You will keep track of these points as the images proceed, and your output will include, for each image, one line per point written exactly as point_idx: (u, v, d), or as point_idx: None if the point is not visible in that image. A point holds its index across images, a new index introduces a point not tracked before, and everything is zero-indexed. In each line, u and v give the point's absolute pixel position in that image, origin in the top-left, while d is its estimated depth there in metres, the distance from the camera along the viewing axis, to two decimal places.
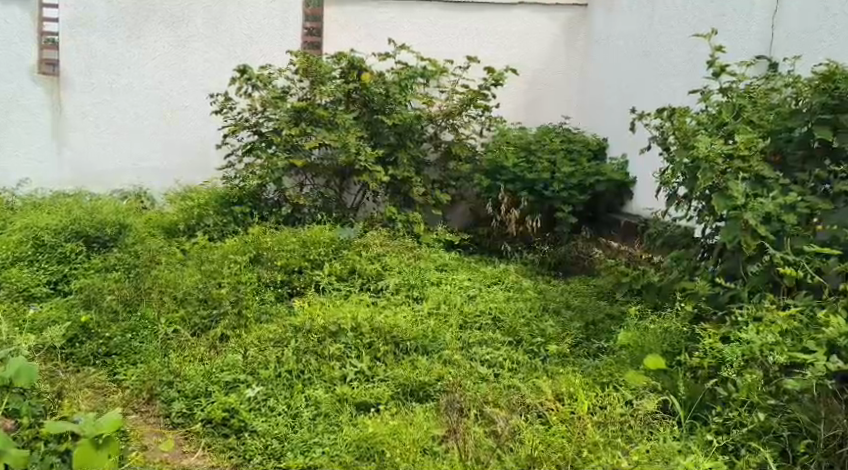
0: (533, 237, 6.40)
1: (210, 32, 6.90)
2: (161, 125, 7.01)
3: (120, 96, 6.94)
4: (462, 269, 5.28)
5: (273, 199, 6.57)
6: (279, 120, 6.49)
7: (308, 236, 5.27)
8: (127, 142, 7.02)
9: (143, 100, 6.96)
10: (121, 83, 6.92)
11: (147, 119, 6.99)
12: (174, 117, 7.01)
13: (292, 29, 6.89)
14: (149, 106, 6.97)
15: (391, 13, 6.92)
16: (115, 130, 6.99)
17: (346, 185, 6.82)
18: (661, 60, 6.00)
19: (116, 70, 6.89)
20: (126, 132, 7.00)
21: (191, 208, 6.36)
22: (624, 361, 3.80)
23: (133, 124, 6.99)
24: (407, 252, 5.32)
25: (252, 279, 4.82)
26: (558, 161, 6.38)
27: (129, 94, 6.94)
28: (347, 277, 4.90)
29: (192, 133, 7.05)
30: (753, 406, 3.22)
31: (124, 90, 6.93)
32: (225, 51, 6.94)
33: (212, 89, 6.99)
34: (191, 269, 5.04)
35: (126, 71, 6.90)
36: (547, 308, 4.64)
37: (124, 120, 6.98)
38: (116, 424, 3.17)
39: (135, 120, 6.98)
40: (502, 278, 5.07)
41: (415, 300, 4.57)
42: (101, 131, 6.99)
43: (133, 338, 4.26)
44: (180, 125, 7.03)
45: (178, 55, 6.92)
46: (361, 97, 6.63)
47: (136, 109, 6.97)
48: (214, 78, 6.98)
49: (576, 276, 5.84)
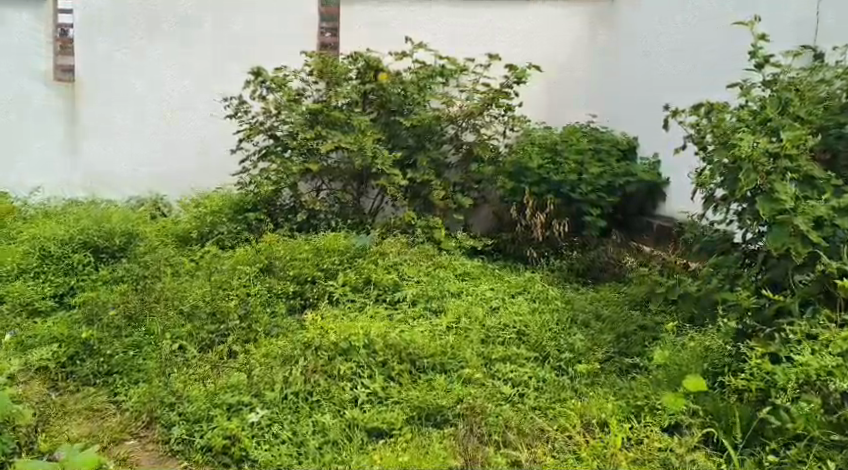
0: (561, 242, 6.10)
1: (220, 33, 6.67)
2: (161, 126, 6.79)
3: (120, 97, 6.76)
4: (485, 277, 5.01)
5: (288, 205, 6.33)
6: (294, 124, 6.23)
7: (322, 244, 5.02)
8: (127, 143, 6.83)
9: (143, 101, 6.76)
10: (121, 84, 6.74)
11: (147, 119, 6.79)
12: (174, 116, 6.78)
13: (292, 29, 6.65)
14: (149, 107, 6.77)
15: (395, 14, 6.67)
16: (116, 131, 6.81)
17: (364, 189, 6.55)
18: (660, 60, 6.16)
19: (116, 71, 6.72)
20: (127, 132, 6.81)
21: (204, 215, 6.15)
22: (661, 380, 3.51)
23: (134, 125, 6.80)
24: (425, 261, 5.06)
25: (262, 290, 4.58)
26: (586, 162, 6.09)
27: (129, 94, 6.75)
28: (362, 288, 4.64)
29: (192, 134, 6.80)
30: (813, 441, 2.97)
31: (124, 91, 6.75)
32: (235, 52, 6.69)
33: (213, 89, 6.73)
34: (198, 278, 4.80)
35: (126, 71, 6.72)
36: (574, 319, 4.39)
37: (125, 121, 6.79)
38: (91, 461, 3.06)
39: (136, 121, 6.79)
40: (527, 288, 4.78)
41: (435, 310, 4.30)
42: (102, 132, 6.82)
43: (135, 355, 4.04)
44: (181, 125, 6.79)
45: (179, 55, 6.70)
46: (378, 99, 6.40)
47: (136, 110, 6.77)
48: (216, 78, 6.72)
49: (607, 284, 5.53)
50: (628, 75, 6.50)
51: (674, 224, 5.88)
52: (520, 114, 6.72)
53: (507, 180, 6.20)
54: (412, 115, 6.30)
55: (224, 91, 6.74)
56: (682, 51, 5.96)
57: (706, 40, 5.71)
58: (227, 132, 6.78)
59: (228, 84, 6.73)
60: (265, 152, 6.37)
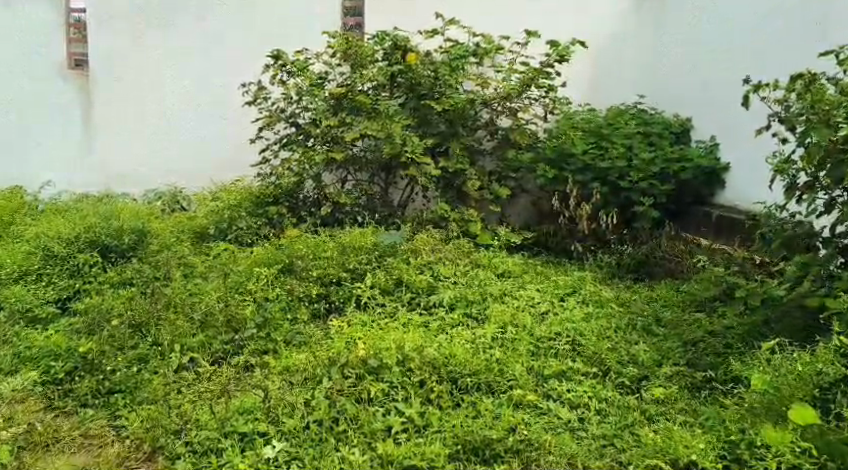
0: (608, 235, 5.64)
1: (227, 26, 6.17)
2: (161, 125, 6.37)
3: (120, 97, 6.34)
4: (528, 276, 4.52)
5: (313, 198, 5.83)
6: (316, 110, 5.80)
7: (348, 242, 4.56)
8: (126, 144, 6.42)
9: (142, 100, 6.33)
10: (120, 83, 6.32)
11: (148, 120, 6.36)
12: (174, 116, 6.33)
13: (292, 28, 6.13)
14: (148, 106, 6.34)
15: (396, 8, 6.18)
16: (116, 131, 6.41)
17: (392, 179, 6.05)
18: (662, 59, 5.95)
19: (116, 70, 6.30)
20: (127, 132, 6.40)
21: (221, 210, 5.70)
22: (747, 406, 3.00)
23: (134, 125, 6.38)
24: (461, 259, 4.58)
25: (282, 294, 4.11)
26: (636, 147, 5.61)
27: (128, 94, 6.33)
28: (392, 290, 4.16)
29: (193, 134, 6.35)
30: None
31: (124, 91, 6.33)
32: (242, 46, 6.19)
33: (212, 89, 6.25)
34: (209, 281, 4.31)
35: (126, 71, 6.30)
36: (631, 322, 3.92)
37: (124, 120, 6.38)
38: None
39: (135, 120, 6.37)
40: (578, 289, 4.28)
41: (475, 319, 3.77)
42: (101, 132, 6.43)
43: (140, 370, 3.57)
44: (181, 125, 6.35)
45: (179, 54, 6.25)
46: (405, 82, 5.90)
47: (135, 110, 6.35)
48: (218, 75, 6.24)
49: (662, 283, 5.05)
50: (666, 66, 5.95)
51: (742, 216, 5.37)
52: (561, 96, 6.22)
53: (548, 168, 5.75)
54: (444, 99, 5.81)
55: (225, 92, 6.25)
56: (682, 52, 5.84)
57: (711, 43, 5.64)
58: (227, 132, 6.29)
59: (229, 83, 6.24)
60: (284, 142, 5.90)
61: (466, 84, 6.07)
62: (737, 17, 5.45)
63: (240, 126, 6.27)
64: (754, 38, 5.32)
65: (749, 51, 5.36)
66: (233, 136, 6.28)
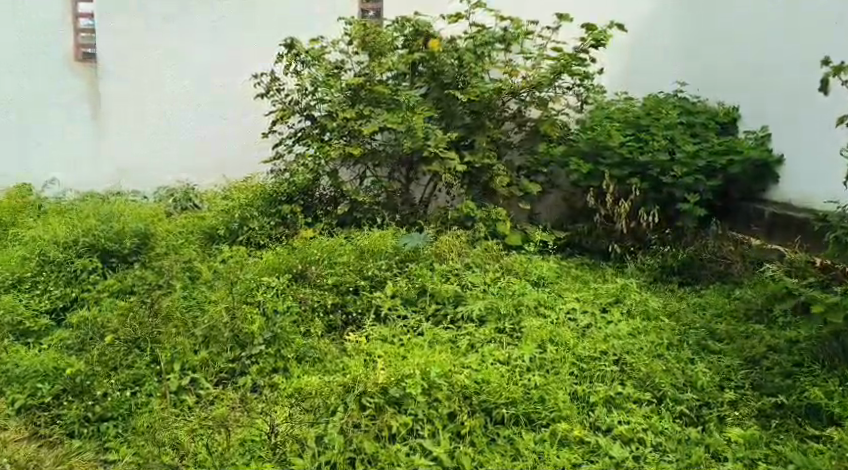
0: (647, 234, 5.32)
1: (227, 26, 5.83)
2: (162, 125, 6.00)
3: (119, 96, 5.97)
4: (565, 283, 4.13)
5: (330, 196, 5.47)
6: (332, 102, 5.40)
7: (366, 244, 4.19)
8: (127, 143, 6.05)
9: (142, 100, 5.96)
10: (120, 82, 5.94)
11: (148, 120, 6.00)
12: (174, 116, 5.97)
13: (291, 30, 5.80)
14: (148, 107, 5.97)
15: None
16: (115, 131, 6.04)
17: (414, 175, 5.62)
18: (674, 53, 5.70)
19: (115, 69, 5.92)
20: (126, 132, 6.03)
21: (230, 209, 5.33)
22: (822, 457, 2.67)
23: (133, 125, 6.01)
24: (490, 265, 4.18)
25: (294, 302, 3.74)
26: (679, 141, 5.28)
27: (128, 94, 5.96)
28: (414, 299, 3.76)
29: (193, 135, 6.00)
30: None
31: (123, 90, 5.95)
32: (241, 46, 5.84)
33: (212, 89, 5.91)
34: (215, 291, 3.90)
35: (125, 70, 5.92)
36: (681, 335, 3.53)
37: (123, 120, 6.01)
38: None
39: (134, 120, 6.00)
40: (622, 300, 3.89)
41: (511, 334, 3.37)
42: (101, 132, 6.07)
43: (135, 394, 3.20)
44: (181, 125, 5.99)
45: (179, 54, 5.89)
46: (427, 71, 5.56)
47: (134, 110, 5.98)
48: (218, 74, 5.90)
49: (706, 291, 4.72)
50: (688, 56, 5.66)
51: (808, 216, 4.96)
52: (597, 83, 5.89)
53: (581, 163, 5.44)
54: (469, 88, 5.44)
55: (225, 92, 5.91)
56: (688, 47, 5.65)
57: (718, 38, 5.49)
58: (227, 133, 5.97)
59: (230, 83, 5.91)
60: (300, 136, 5.50)
61: (492, 72, 5.73)
62: (739, 21, 5.35)
63: (241, 128, 5.95)
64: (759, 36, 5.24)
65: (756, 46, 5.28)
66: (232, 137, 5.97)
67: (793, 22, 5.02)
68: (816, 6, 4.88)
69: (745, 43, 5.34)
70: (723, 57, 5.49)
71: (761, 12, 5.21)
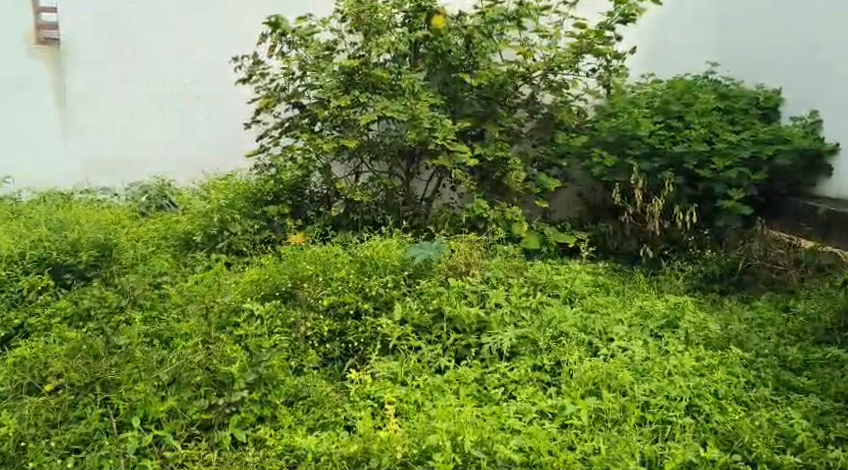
0: (680, 235, 4.74)
1: (232, 24, 5.18)
2: (161, 126, 5.28)
3: (114, 94, 5.22)
4: (603, 301, 3.51)
5: (321, 193, 4.83)
6: (323, 88, 4.69)
7: (370, 255, 3.57)
8: (121, 143, 5.28)
9: (138, 99, 5.23)
10: (116, 80, 5.20)
11: (144, 118, 5.26)
12: (172, 115, 5.27)
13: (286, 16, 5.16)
14: (145, 106, 5.24)
15: None
16: (109, 132, 5.26)
17: (415, 169, 4.96)
18: (686, 43, 5.39)
19: (111, 66, 5.18)
20: (120, 132, 5.27)
21: (207, 212, 4.59)
22: None
23: (129, 125, 5.26)
24: (514, 279, 3.56)
25: (281, 325, 3.16)
26: (717, 131, 4.81)
27: (124, 92, 5.22)
28: (427, 323, 3.13)
29: (194, 136, 5.30)
30: None
31: (119, 88, 5.21)
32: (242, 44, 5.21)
33: (214, 89, 5.24)
34: (184, 318, 3.23)
35: (122, 67, 5.18)
36: (749, 367, 2.97)
37: (118, 120, 5.25)
38: None
39: (131, 119, 5.25)
40: (676, 324, 3.27)
41: (547, 380, 2.80)
42: (93, 133, 5.25)
43: (78, 461, 2.56)
44: (180, 126, 5.28)
45: (181, 50, 5.19)
46: (429, 52, 4.88)
47: (129, 109, 5.24)
48: (215, 73, 5.23)
49: (755, 304, 4.18)
50: (699, 47, 5.39)
51: None
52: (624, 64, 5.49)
53: (606, 155, 4.94)
54: (479, 72, 4.82)
55: (227, 91, 5.25)
56: (695, 38, 5.39)
57: (724, 32, 5.30)
58: (227, 134, 5.31)
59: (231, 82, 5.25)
60: (287, 128, 4.84)
61: (506, 53, 5.13)
62: (739, 19, 5.22)
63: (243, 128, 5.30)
64: (762, 33, 5.13)
65: (760, 43, 5.14)
66: (232, 137, 5.31)
67: (793, 22, 4.94)
68: (817, 6, 4.80)
69: (745, 41, 5.20)
70: (732, 49, 5.27)
71: (762, 11, 5.11)
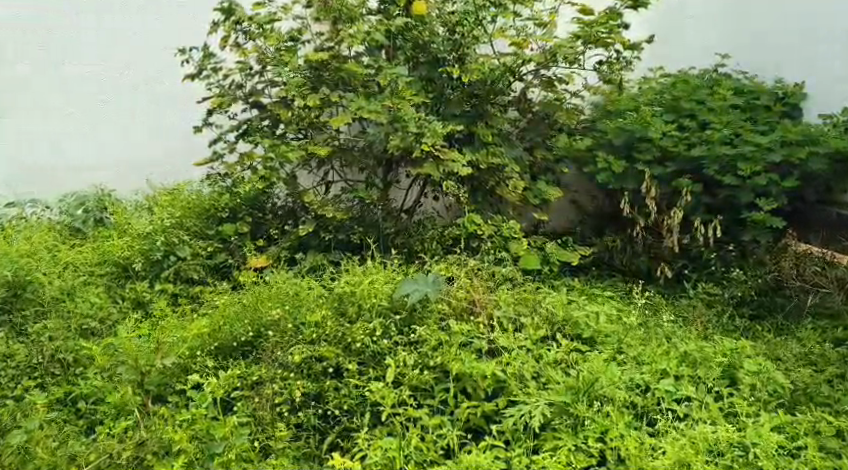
0: (701, 250, 4.16)
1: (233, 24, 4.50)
2: (161, 128, 4.52)
3: (112, 93, 4.44)
4: (637, 344, 2.90)
5: (285, 207, 4.12)
6: (287, 84, 3.95)
7: (351, 291, 2.90)
8: (120, 146, 4.49)
9: (138, 97, 4.46)
10: (116, 78, 4.43)
11: (145, 119, 4.50)
12: (173, 116, 4.52)
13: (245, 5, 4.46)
14: (147, 105, 4.48)
15: None
16: (107, 134, 4.47)
17: (393, 178, 4.22)
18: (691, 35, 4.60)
19: (110, 63, 4.41)
20: (119, 134, 4.48)
21: (148, 233, 3.86)
22: None
23: (129, 127, 4.48)
24: (527, 318, 2.88)
25: (241, 383, 2.59)
26: (739, 131, 4.18)
27: (123, 90, 4.44)
28: (427, 384, 2.49)
29: (197, 140, 4.57)
30: None
31: (118, 85, 4.43)
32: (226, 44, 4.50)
33: None
34: (115, 386, 2.67)
35: (123, 65, 4.42)
36: (839, 437, 2.38)
37: (116, 122, 4.47)
38: None
39: (131, 120, 4.48)
40: (734, 377, 2.66)
41: (594, 466, 2.24)
42: (90, 135, 4.45)
43: None
44: (181, 128, 4.54)
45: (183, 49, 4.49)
46: (408, 43, 4.20)
47: (129, 108, 4.47)
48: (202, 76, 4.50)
49: (799, 338, 3.58)
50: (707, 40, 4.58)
51: None
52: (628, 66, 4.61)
53: (611, 160, 4.35)
54: (467, 64, 4.15)
55: None
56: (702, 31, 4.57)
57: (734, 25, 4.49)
58: None
59: None
60: (243, 132, 4.12)
61: (498, 43, 4.37)
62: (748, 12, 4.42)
63: None
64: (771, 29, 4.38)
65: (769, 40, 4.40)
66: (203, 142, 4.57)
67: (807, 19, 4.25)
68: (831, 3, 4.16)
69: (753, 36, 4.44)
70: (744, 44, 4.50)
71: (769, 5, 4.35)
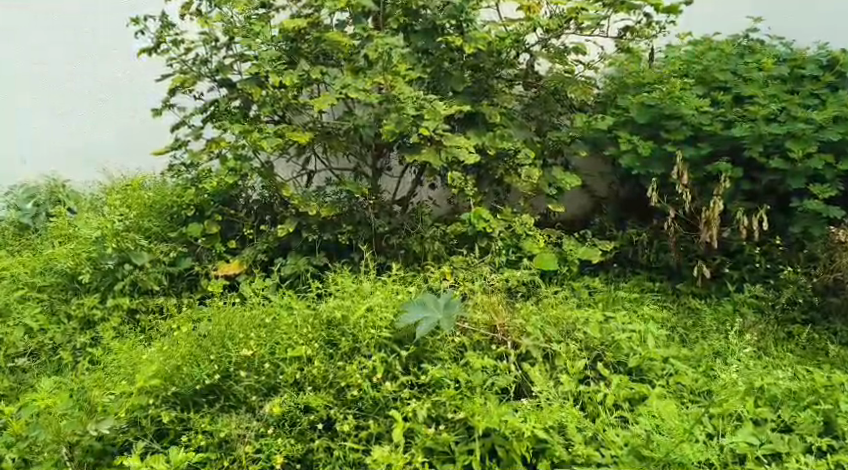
0: (742, 244, 3.52)
1: None
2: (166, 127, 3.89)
3: (112, 92, 3.85)
4: (704, 373, 2.36)
5: (261, 201, 3.45)
6: (258, 59, 3.34)
7: (348, 317, 2.37)
8: (123, 147, 3.91)
9: (139, 96, 3.85)
10: (117, 75, 3.83)
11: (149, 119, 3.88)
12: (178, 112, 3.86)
13: None
14: (149, 103, 3.86)
15: None
16: (108, 136, 3.90)
17: (383, 164, 3.62)
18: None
19: (109, 59, 3.83)
20: (120, 136, 3.90)
21: (98, 237, 3.25)
22: None
23: (130, 128, 3.89)
24: (561, 346, 2.34)
25: (206, 442, 2.15)
26: (785, 105, 3.56)
27: (123, 89, 3.84)
28: (445, 445, 2.08)
29: None
30: None
31: (118, 83, 3.84)
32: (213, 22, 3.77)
33: None
34: (39, 456, 2.19)
35: (122, 61, 3.82)
36: None
37: (116, 123, 3.89)
38: None
39: (132, 120, 3.88)
40: (829, 420, 2.12)
41: None
42: (89, 136, 3.90)
43: None
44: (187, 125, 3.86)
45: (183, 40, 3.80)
46: (399, 9, 3.58)
47: (131, 108, 3.87)
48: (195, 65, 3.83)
49: None
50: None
51: None
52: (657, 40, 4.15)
53: (639, 140, 3.67)
54: (469, 33, 3.53)
55: None
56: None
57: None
58: None
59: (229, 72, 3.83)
60: (211, 115, 3.51)
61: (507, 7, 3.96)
62: None
63: None
64: None
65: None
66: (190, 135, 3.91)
67: None
68: None
69: None
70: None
71: None
